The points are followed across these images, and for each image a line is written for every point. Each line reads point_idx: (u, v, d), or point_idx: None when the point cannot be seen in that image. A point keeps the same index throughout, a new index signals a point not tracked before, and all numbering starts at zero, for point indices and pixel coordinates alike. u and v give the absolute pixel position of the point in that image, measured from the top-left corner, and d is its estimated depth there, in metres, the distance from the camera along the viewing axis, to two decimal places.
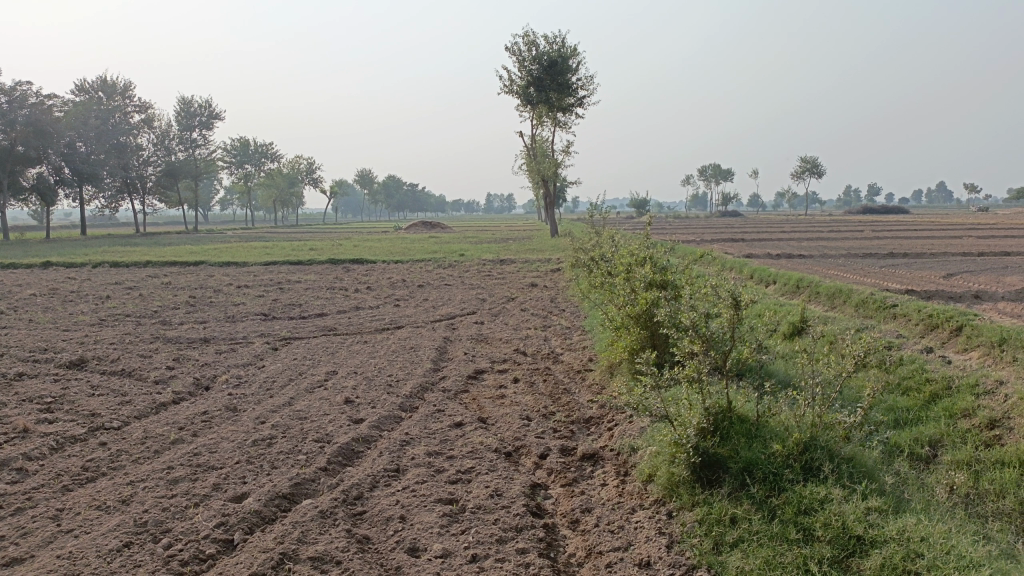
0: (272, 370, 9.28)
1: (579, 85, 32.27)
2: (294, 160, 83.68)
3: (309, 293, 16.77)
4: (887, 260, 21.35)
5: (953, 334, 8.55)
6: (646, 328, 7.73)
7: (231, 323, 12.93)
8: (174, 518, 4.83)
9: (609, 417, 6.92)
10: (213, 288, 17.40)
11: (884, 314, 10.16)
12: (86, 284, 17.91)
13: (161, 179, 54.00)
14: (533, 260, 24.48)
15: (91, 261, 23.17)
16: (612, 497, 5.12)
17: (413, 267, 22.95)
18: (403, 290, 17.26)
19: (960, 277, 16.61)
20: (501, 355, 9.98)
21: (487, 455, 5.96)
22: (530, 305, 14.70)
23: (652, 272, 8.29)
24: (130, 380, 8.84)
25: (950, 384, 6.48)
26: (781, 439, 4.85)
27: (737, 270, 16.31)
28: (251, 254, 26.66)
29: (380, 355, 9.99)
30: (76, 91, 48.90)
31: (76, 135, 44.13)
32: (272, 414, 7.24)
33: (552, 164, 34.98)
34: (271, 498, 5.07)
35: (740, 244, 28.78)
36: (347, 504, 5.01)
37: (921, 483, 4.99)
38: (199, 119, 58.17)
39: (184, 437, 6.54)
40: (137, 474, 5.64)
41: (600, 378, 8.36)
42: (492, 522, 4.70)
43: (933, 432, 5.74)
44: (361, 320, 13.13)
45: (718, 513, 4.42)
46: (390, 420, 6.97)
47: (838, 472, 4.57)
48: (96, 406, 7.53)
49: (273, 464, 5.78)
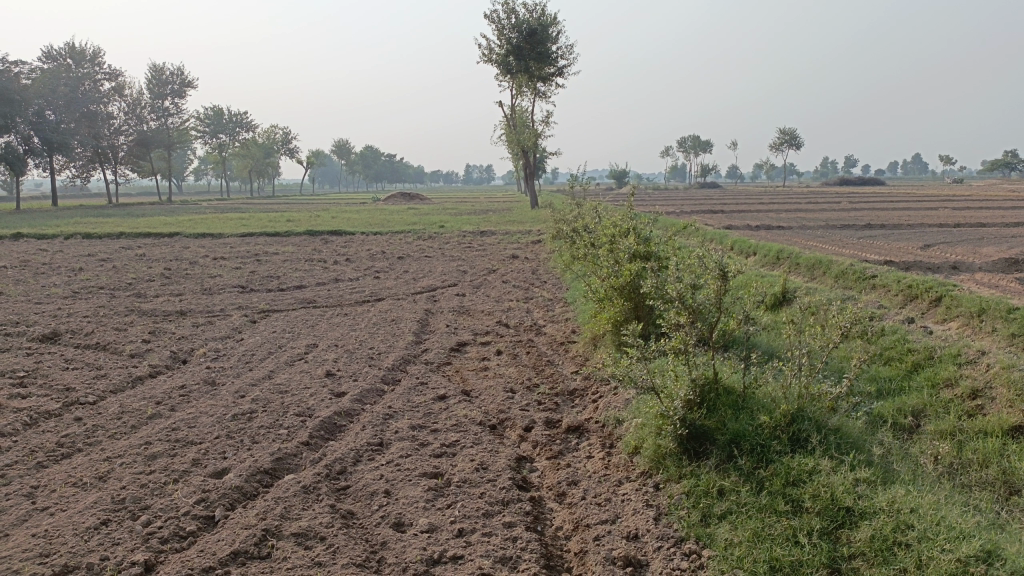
0: (251, 342, 9.14)
1: (559, 55, 31.95)
2: (269, 129, 82.37)
3: (288, 265, 16.55)
4: (864, 231, 21.47)
5: (933, 305, 8.61)
6: (630, 299, 7.69)
7: (209, 296, 12.72)
8: (153, 494, 4.73)
9: (593, 389, 6.89)
10: (190, 260, 17.11)
11: (864, 285, 10.20)
12: (57, 256, 17.51)
13: (133, 149, 52.91)
14: (514, 232, 24.34)
15: (63, 233, 22.69)
16: (598, 470, 5.08)
17: (393, 238, 22.74)
18: (383, 262, 17.08)
19: (937, 248, 16.73)
20: (483, 327, 9.90)
21: (471, 428, 5.89)
22: (511, 277, 14.62)
23: (636, 243, 8.23)
24: (105, 353, 8.67)
25: (932, 354, 6.52)
26: (769, 411, 4.83)
27: (718, 241, 16.30)
28: (228, 226, 26.30)
29: (361, 328, 9.87)
30: (43, 58, 47.64)
31: (44, 104, 43.23)
32: (251, 387, 7.13)
33: (532, 134, 34.72)
34: (251, 473, 4.98)
35: (720, 216, 28.85)
36: (330, 479, 4.94)
37: (905, 452, 5.01)
38: (172, 87, 56.93)
39: (162, 412, 6.41)
40: (113, 449, 5.52)
41: (583, 349, 8.33)
42: (478, 496, 4.65)
43: (916, 402, 5.76)
44: (341, 292, 12.96)
45: (706, 485, 4.39)
46: (373, 393, 6.89)
47: (826, 444, 4.55)
48: (70, 381, 7.37)
49: (254, 439, 5.68)
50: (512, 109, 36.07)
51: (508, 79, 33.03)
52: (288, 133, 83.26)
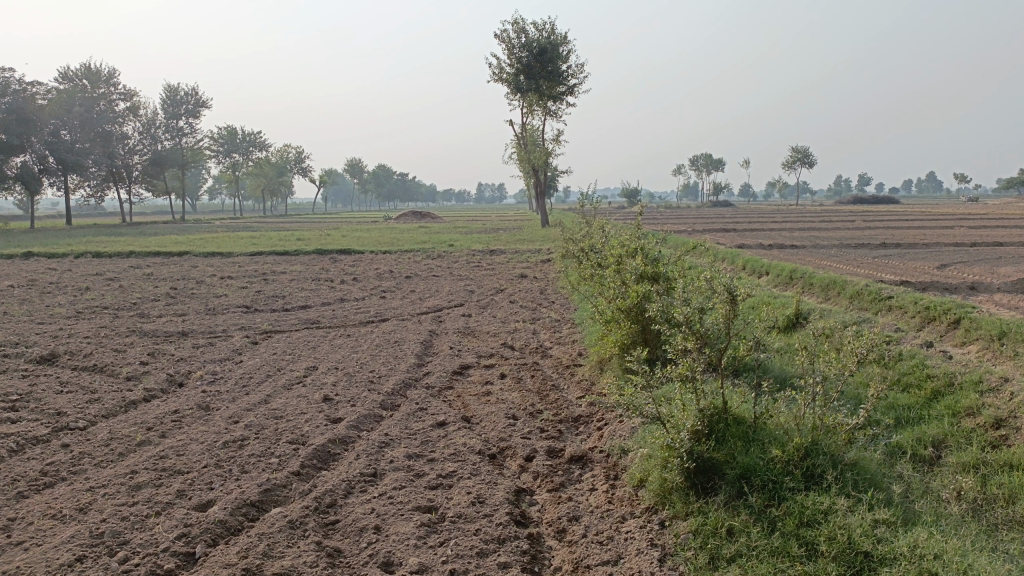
0: (250, 365, 8.95)
1: (569, 74, 31.93)
2: (282, 149, 82.82)
3: (294, 284, 16.42)
4: (880, 251, 21.06)
5: (951, 327, 8.33)
6: (637, 322, 7.45)
7: (212, 316, 12.56)
8: (132, 529, 4.51)
9: (598, 416, 6.64)
10: (196, 279, 17.01)
11: (880, 306, 9.91)
12: (66, 275, 17.48)
13: (148, 168, 53.28)
14: (523, 251, 24.13)
15: (74, 252, 22.69)
16: (601, 505, 4.83)
17: (401, 257, 22.62)
18: (389, 282, 16.92)
19: (954, 268, 16.41)
20: (487, 350, 9.67)
21: (470, 458, 5.66)
22: (519, 297, 14.41)
23: (643, 263, 7.98)
24: (101, 376, 8.49)
25: (952, 380, 6.23)
26: (781, 444, 4.56)
27: (729, 261, 16.03)
28: (238, 245, 26.31)
29: (363, 350, 9.66)
30: (59, 78, 48.22)
31: (60, 124, 43.63)
32: (246, 413, 6.92)
33: (542, 152, 34.65)
34: (238, 506, 4.75)
35: (732, 235, 28.59)
36: (319, 513, 4.71)
37: (925, 488, 4.74)
38: (186, 107, 57.41)
39: (152, 438, 6.21)
40: (98, 479, 5.31)
41: (589, 373, 8.08)
42: (473, 533, 4.40)
43: (937, 432, 5.48)
44: (345, 312, 12.79)
45: (714, 524, 4.14)
46: (370, 419, 6.66)
47: (842, 481, 4.27)
48: (62, 405, 7.19)
49: (243, 468, 5.46)
50: (523, 128, 36.04)
51: (518, 98, 33.02)
52: (301, 152, 83.70)
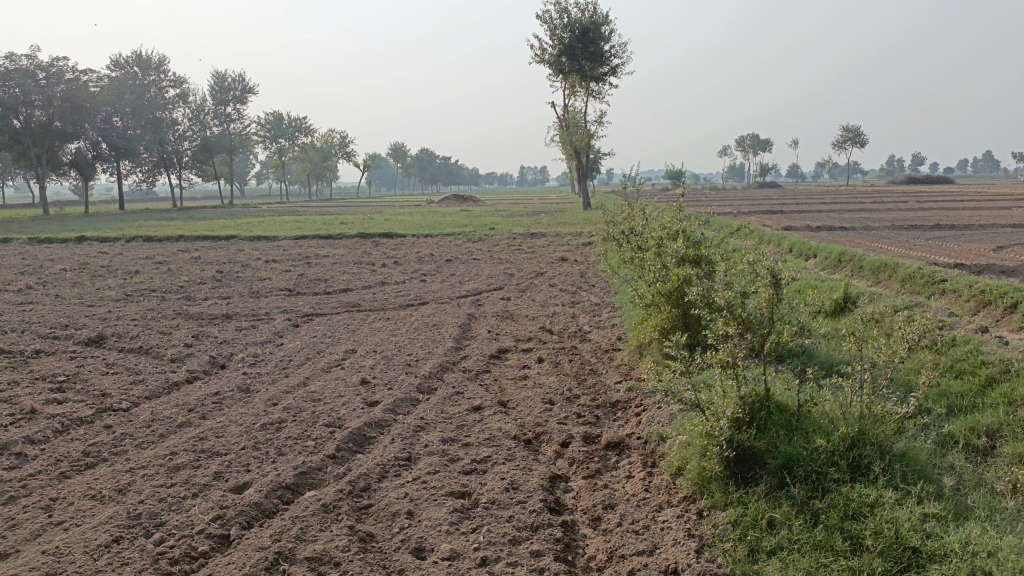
0: (290, 347, 9.02)
1: (612, 54, 31.47)
2: (327, 133, 83.49)
3: (336, 267, 16.54)
4: (934, 233, 20.39)
5: (1008, 312, 8.01)
6: (677, 306, 7.30)
7: (255, 299, 12.70)
8: (169, 510, 4.54)
9: (637, 401, 6.52)
10: (242, 263, 17.22)
11: (933, 290, 9.56)
12: (117, 259, 17.86)
13: (197, 154, 54.22)
14: (565, 234, 23.94)
15: (125, 235, 23.17)
16: (638, 493, 4.72)
17: (443, 240, 22.64)
18: (431, 265, 16.93)
19: (1011, 250, 15.80)
20: (526, 333, 9.58)
21: (505, 443, 5.59)
22: (559, 280, 14.29)
23: (685, 246, 7.79)
24: (146, 358, 8.62)
25: (1008, 367, 5.97)
26: (826, 433, 4.38)
27: (776, 243, 15.65)
28: (283, 228, 26.63)
29: (401, 333, 9.66)
30: (112, 66, 49.23)
31: (112, 110, 44.58)
32: (285, 395, 6.96)
33: (585, 134, 34.30)
34: (273, 488, 4.76)
35: (779, 217, 27.99)
36: (352, 497, 4.69)
37: (978, 479, 4.53)
38: (233, 93, 58.11)
39: (192, 420, 6.28)
40: (138, 460, 5.38)
41: (628, 358, 7.95)
42: (506, 520, 4.34)
43: (991, 422, 5.25)
44: (386, 295, 12.83)
45: (755, 515, 3.99)
46: (406, 403, 6.64)
47: (891, 473, 4.09)
48: (107, 386, 7.32)
49: (280, 451, 5.48)
50: (565, 110, 35.69)
51: (560, 80, 32.70)
52: (345, 136, 84.30)
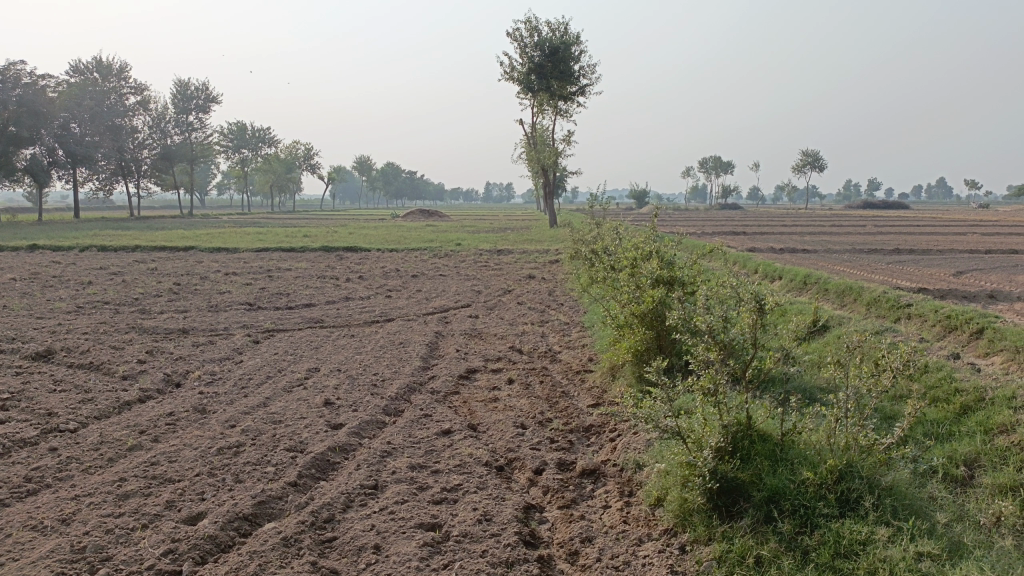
0: (250, 365, 8.67)
1: (581, 73, 31.61)
2: (291, 145, 82.72)
3: (299, 281, 16.17)
4: (893, 257, 20.71)
5: (974, 337, 8.02)
6: (651, 328, 7.17)
7: (214, 313, 12.29)
8: (116, 543, 4.21)
9: (611, 426, 6.34)
10: (201, 275, 16.73)
11: (899, 314, 9.59)
12: (69, 269, 17.24)
13: (157, 163, 53.18)
14: (532, 251, 23.77)
15: (79, 244, 22.41)
16: (616, 525, 4.53)
17: (408, 255, 22.38)
18: (396, 280, 16.66)
19: (969, 275, 16.07)
20: (495, 353, 9.37)
21: (476, 470, 5.36)
22: (527, 298, 14.11)
23: (659, 267, 7.66)
24: (97, 374, 8.21)
25: (983, 396, 5.90)
26: (812, 465, 4.26)
27: (742, 264, 15.71)
28: (245, 240, 26.16)
29: (366, 351, 9.37)
30: (70, 71, 48.06)
31: (70, 116, 43.52)
32: (243, 416, 6.64)
33: (552, 152, 34.34)
34: (229, 519, 4.47)
35: (742, 238, 28.24)
36: (315, 529, 4.43)
37: (962, 510, 4.42)
38: (195, 102, 57.14)
39: (144, 443, 5.93)
40: (84, 487, 5.03)
41: (601, 380, 7.78)
42: (479, 555, 4.11)
43: (969, 450, 5.17)
44: (350, 311, 12.52)
45: (741, 552, 3.84)
46: (372, 426, 6.36)
47: (881, 508, 3.96)
48: (54, 405, 6.91)
49: (237, 478, 5.17)
50: (533, 128, 35.64)
51: (528, 98, 32.74)
52: (310, 149, 83.58)
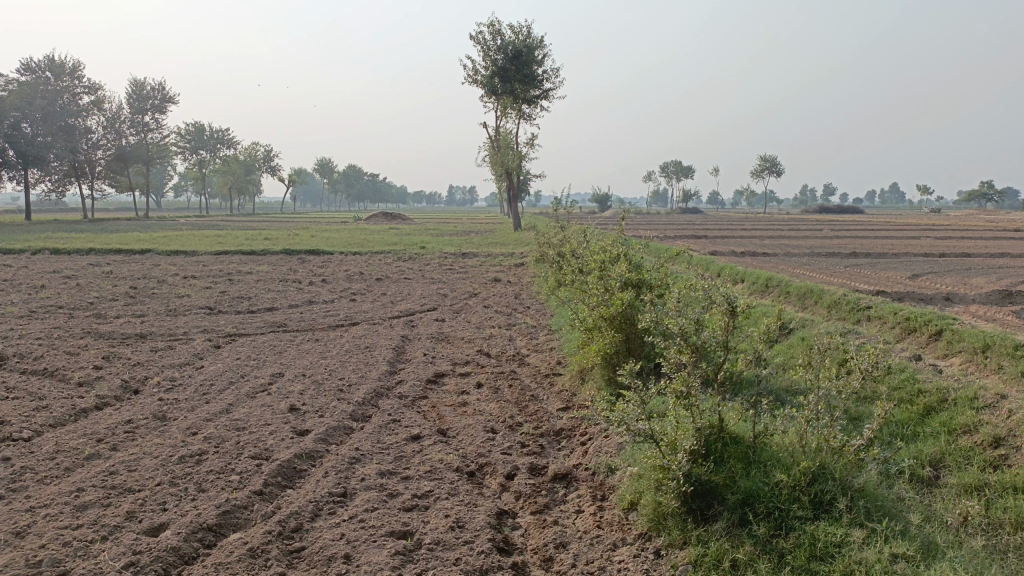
0: (212, 371, 8.48)
1: (544, 77, 31.65)
2: (251, 146, 81.56)
3: (261, 284, 15.91)
4: (851, 260, 21.08)
5: (933, 339, 8.16)
6: (620, 331, 7.17)
7: (173, 317, 12.00)
8: (74, 556, 4.04)
9: (582, 430, 6.32)
10: (159, 279, 16.37)
11: (859, 316, 9.73)
12: (21, 272, 16.75)
13: (111, 164, 52.05)
14: (496, 254, 23.72)
15: (31, 247, 21.79)
16: (590, 530, 4.49)
17: (372, 259, 22.17)
18: (360, 284, 16.48)
19: (926, 278, 16.41)
20: (463, 357, 9.29)
21: (447, 476, 5.28)
22: (493, 301, 14.06)
23: (627, 270, 7.66)
24: (51, 381, 7.94)
25: (946, 397, 5.99)
26: (786, 467, 4.27)
27: (705, 267, 15.85)
28: (203, 243, 25.72)
29: (332, 356, 9.22)
30: (21, 70, 46.78)
31: (21, 116, 42.37)
32: (206, 423, 6.47)
33: (516, 155, 34.32)
34: (192, 531, 4.33)
35: (703, 241, 28.52)
36: (283, 539, 4.31)
37: (930, 510, 4.48)
38: (152, 102, 56.05)
39: (102, 451, 5.74)
40: (39, 498, 4.83)
41: (570, 383, 7.76)
42: (453, 563, 4.03)
43: (933, 451, 5.24)
44: (314, 315, 12.34)
45: (716, 556, 3.84)
46: (338, 432, 6.25)
47: (854, 510, 3.98)
48: (5, 412, 6.66)
49: (200, 487, 5.03)
50: (496, 131, 35.59)
51: (492, 101, 32.69)
52: (270, 151, 82.52)
